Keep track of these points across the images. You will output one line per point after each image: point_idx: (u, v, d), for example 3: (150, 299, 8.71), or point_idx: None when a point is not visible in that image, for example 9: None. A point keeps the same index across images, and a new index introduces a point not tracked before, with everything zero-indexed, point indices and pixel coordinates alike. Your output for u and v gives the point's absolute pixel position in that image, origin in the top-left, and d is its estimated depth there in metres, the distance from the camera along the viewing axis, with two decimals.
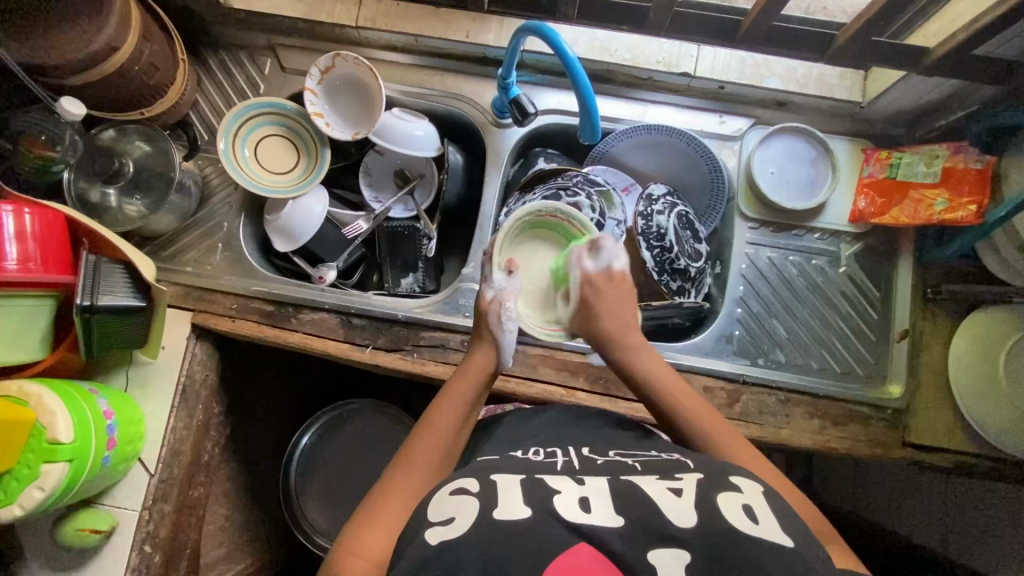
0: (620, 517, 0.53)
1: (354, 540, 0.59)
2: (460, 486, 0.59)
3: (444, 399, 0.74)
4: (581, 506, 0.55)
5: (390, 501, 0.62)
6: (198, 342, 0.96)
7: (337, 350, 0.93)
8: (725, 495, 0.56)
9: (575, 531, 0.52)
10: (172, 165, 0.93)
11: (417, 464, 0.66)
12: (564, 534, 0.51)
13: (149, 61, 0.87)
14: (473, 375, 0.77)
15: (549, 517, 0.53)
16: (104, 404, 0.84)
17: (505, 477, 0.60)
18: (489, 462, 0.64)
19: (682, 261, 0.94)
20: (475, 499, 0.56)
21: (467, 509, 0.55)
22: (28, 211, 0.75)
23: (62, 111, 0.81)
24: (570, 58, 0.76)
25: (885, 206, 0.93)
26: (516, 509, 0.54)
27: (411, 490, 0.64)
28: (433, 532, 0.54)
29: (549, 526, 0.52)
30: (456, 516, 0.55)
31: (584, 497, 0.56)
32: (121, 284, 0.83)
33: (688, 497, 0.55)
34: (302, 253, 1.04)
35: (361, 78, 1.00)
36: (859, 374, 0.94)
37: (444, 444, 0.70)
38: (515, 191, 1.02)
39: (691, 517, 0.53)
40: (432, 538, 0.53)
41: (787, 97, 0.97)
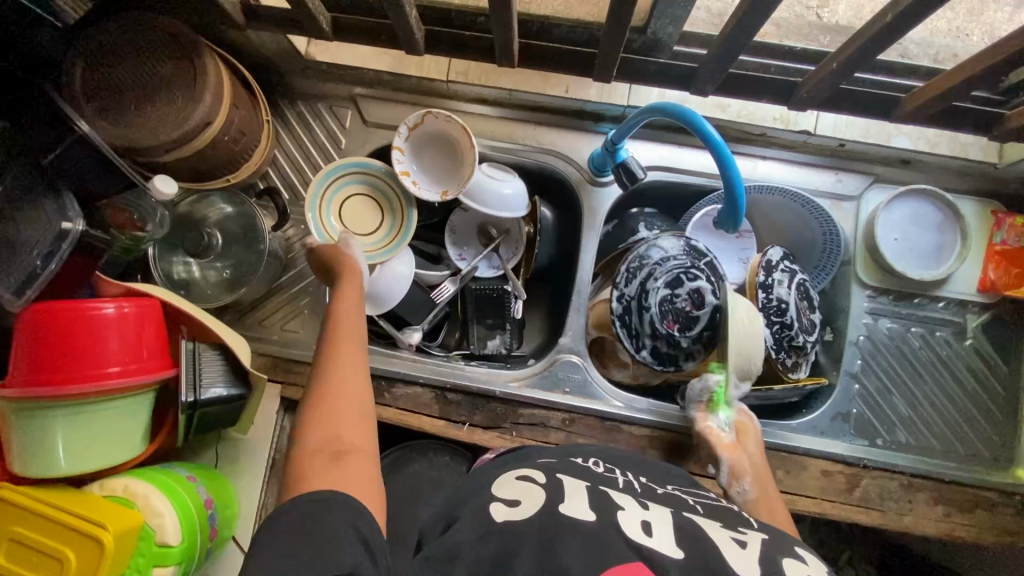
0: (682, 550, 0.53)
1: (296, 482, 0.58)
2: (525, 473, 0.66)
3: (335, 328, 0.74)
4: (644, 528, 0.56)
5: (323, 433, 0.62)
6: (286, 415, 0.93)
7: (434, 428, 0.90)
8: (790, 560, 0.54)
9: (636, 550, 0.52)
10: (259, 234, 0.89)
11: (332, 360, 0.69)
12: (624, 548, 0.52)
13: (237, 128, 0.82)
14: (352, 299, 0.77)
15: (613, 530, 0.55)
16: (204, 492, 0.81)
17: (570, 481, 0.64)
18: (560, 464, 0.68)
19: (800, 338, 0.88)
20: (543, 491, 0.61)
21: (532, 498, 0.60)
22: (131, 307, 0.71)
23: (154, 190, 0.76)
24: (716, 139, 0.71)
25: (1020, 277, 0.87)
26: (583, 511, 0.57)
27: (336, 389, 0.66)
28: (499, 510, 0.59)
29: (611, 541, 0.53)
30: (521, 500, 0.60)
31: (647, 522, 0.57)
32: (219, 371, 0.79)
33: (751, 551, 0.54)
34: (388, 317, 0.99)
35: (452, 135, 0.94)
36: (983, 455, 0.88)
37: (353, 363, 0.70)
38: (622, 267, 0.89)
39: (755, 568, 0.52)
40: (497, 516, 0.58)
41: (913, 155, 0.90)
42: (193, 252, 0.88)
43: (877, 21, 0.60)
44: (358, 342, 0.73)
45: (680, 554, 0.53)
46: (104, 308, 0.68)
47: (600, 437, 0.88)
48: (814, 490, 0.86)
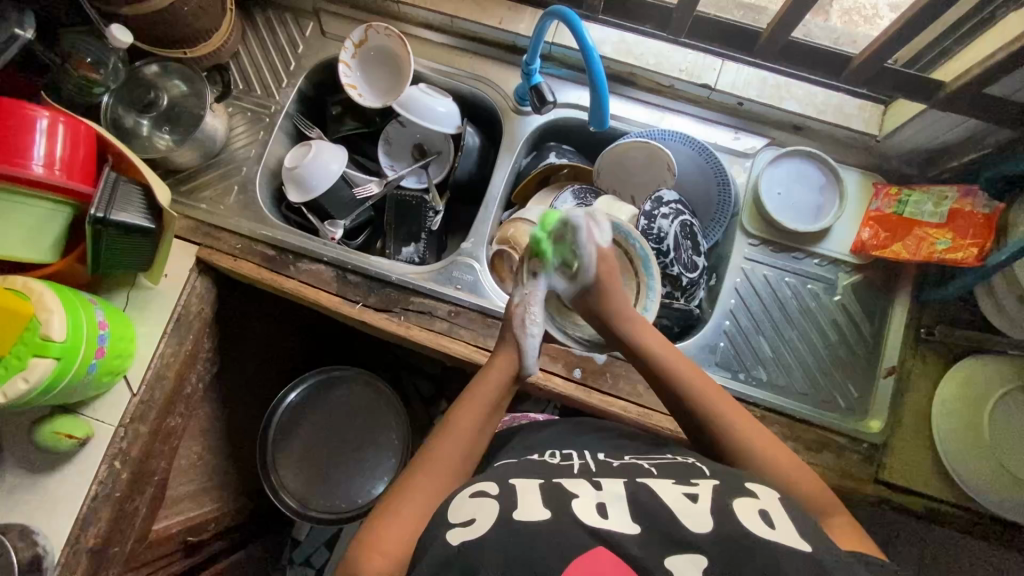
0: (637, 526, 0.54)
1: (374, 538, 0.58)
2: (479, 487, 0.61)
3: (469, 399, 0.73)
4: (599, 511, 0.56)
5: (414, 496, 0.62)
6: (199, 276, 1.00)
7: (329, 302, 0.96)
8: (743, 501, 0.57)
9: (593, 534, 0.53)
10: (205, 105, 0.98)
11: (436, 470, 0.65)
12: (583, 536, 0.52)
13: (198, 5, 0.92)
14: (498, 374, 0.76)
15: (568, 520, 0.54)
16: (100, 315, 0.87)
17: (522, 480, 0.62)
18: (511, 468, 0.66)
19: (675, 267, 0.95)
20: (496, 502, 0.58)
21: (486, 510, 0.56)
22: (61, 120, 0.79)
23: (111, 37, 0.87)
24: (588, 45, 0.79)
25: (888, 240, 0.93)
26: (535, 511, 0.56)
27: (425, 493, 0.63)
28: (455, 532, 0.55)
29: (567, 531, 0.53)
30: (476, 516, 0.56)
31: (601, 504, 0.57)
32: (136, 205, 0.87)
33: (703, 503, 0.56)
34: (313, 209, 1.07)
35: (392, 49, 1.04)
36: (840, 405, 0.92)
37: (468, 448, 0.69)
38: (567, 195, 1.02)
39: (707, 522, 0.53)
40: (453, 539, 0.54)
41: (803, 121, 0.99)
42: (142, 111, 0.98)
43: None
44: (482, 426, 0.72)
45: (637, 530, 0.54)
46: (39, 113, 0.78)
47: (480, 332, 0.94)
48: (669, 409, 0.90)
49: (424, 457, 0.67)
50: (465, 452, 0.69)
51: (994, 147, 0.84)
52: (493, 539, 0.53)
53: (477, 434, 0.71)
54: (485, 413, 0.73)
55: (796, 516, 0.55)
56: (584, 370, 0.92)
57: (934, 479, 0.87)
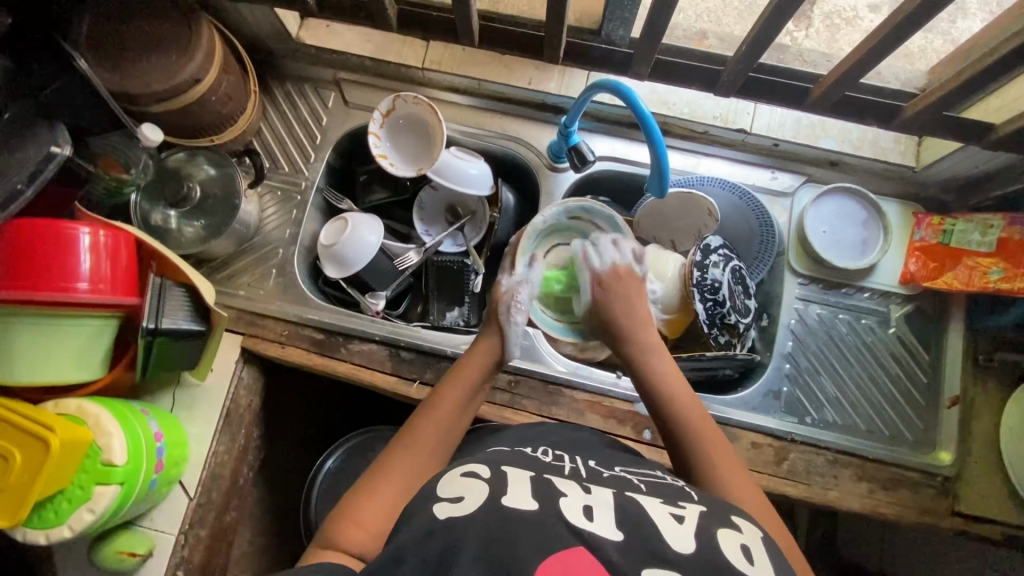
0: (620, 534, 0.51)
1: (355, 507, 0.62)
2: (470, 468, 0.60)
3: (450, 382, 0.77)
4: (585, 512, 0.53)
5: (394, 471, 0.66)
6: (246, 366, 0.97)
7: (384, 383, 0.93)
8: (726, 532, 0.53)
9: (576, 534, 0.50)
10: (236, 191, 0.95)
11: (417, 445, 0.70)
12: (565, 534, 0.49)
13: (225, 92, 0.90)
14: (479, 360, 0.80)
15: (552, 514, 0.52)
16: (155, 425, 0.84)
17: (515, 470, 0.60)
18: (504, 455, 0.64)
19: (732, 316, 0.94)
20: (486, 484, 0.56)
21: (476, 492, 0.55)
22: (104, 233, 0.76)
23: (142, 137, 0.83)
24: (645, 113, 0.78)
25: (937, 270, 0.94)
26: (523, 500, 0.53)
27: (405, 466, 0.67)
28: (441, 507, 0.54)
29: (553, 528, 0.50)
30: (465, 496, 0.55)
31: (589, 506, 0.54)
32: (182, 308, 0.84)
33: (688, 526, 0.53)
34: (353, 283, 1.05)
35: (420, 116, 1.02)
36: (908, 439, 0.93)
37: (449, 427, 0.73)
38: None
39: (690, 544, 0.50)
40: (440, 513, 0.53)
41: (840, 157, 0.99)
42: (172, 204, 0.94)
43: None
44: (463, 407, 0.76)
45: (620, 537, 0.50)
46: (80, 230, 0.74)
47: (543, 400, 0.92)
48: (743, 461, 0.89)
49: (404, 435, 0.71)
50: (446, 432, 0.73)
51: None
52: (476, 524, 0.50)
53: (459, 413, 0.75)
54: (464, 396, 0.76)
55: (778, 561, 0.52)
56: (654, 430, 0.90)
57: (1007, 505, 0.88)
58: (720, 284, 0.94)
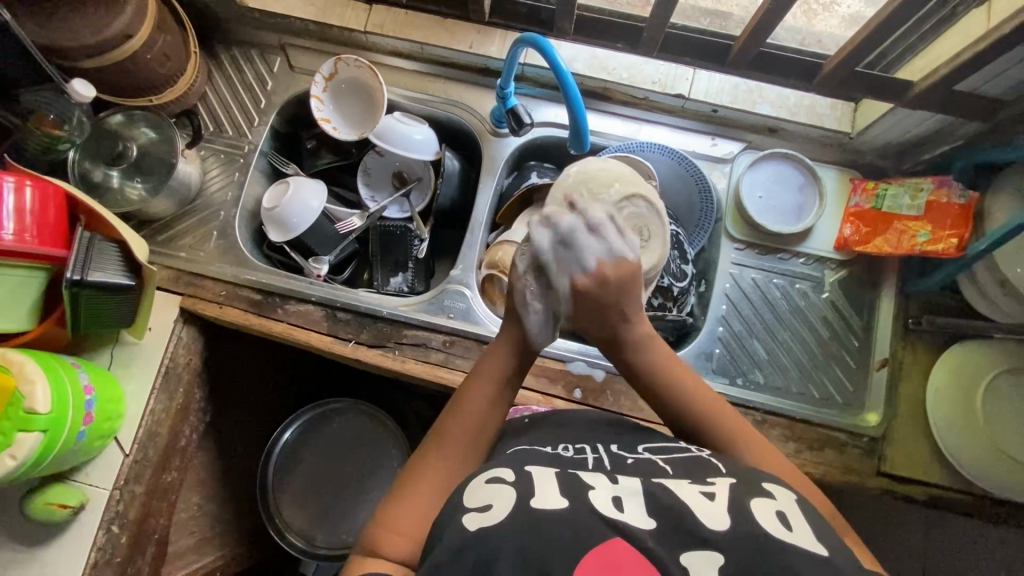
0: (654, 520, 0.50)
1: (388, 518, 0.59)
2: (495, 474, 0.57)
3: (477, 379, 0.71)
4: (614, 502, 0.52)
5: (426, 481, 0.62)
6: (185, 326, 0.98)
7: (320, 343, 0.94)
8: (759, 501, 0.52)
9: (610, 526, 0.49)
10: (175, 151, 0.96)
11: (447, 451, 0.65)
12: (600, 526, 0.49)
13: (161, 50, 0.91)
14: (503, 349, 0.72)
15: (584, 509, 0.50)
16: (85, 379, 0.85)
17: (538, 468, 0.59)
18: (524, 456, 0.63)
19: (666, 279, 0.96)
20: (512, 488, 0.54)
21: (504, 497, 0.52)
22: (29, 185, 0.77)
23: (73, 93, 0.84)
24: (563, 69, 0.78)
25: (870, 234, 0.94)
26: (550, 499, 0.52)
27: (433, 473, 0.63)
28: (471, 518, 0.51)
29: (585, 522, 0.49)
30: (492, 503, 0.52)
31: (617, 496, 0.53)
32: (114, 262, 0.84)
33: (721, 501, 0.52)
34: (296, 246, 1.05)
35: (362, 80, 1.03)
36: (837, 401, 0.93)
37: (479, 427, 0.68)
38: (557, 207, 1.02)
39: (725, 519, 0.49)
40: (470, 524, 0.51)
41: (778, 123, 1.00)
42: (111, 163, 0.95)
43: None
44: (493, 403, 0.70)
45: (653, 525, 0.49)
46: (4, 180, 0.75)
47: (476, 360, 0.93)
48: None
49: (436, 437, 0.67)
50: (478, 434, 0.67)
51: (963, 140, 0.87)
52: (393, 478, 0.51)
53: (491, 408, 0.69)
54: (498, 381, 0.71)
55: (819, 528, 0.51)
56: (584, 390, 0.92)
57: (931, 466, 0.89)
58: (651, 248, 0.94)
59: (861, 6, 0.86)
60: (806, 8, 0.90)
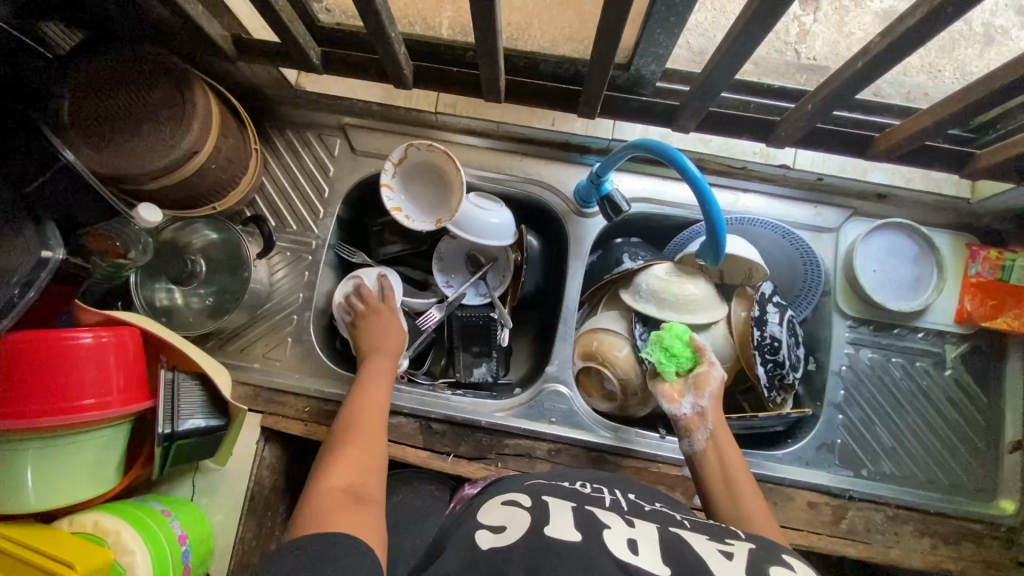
0: (668, 566, 0.51)
1: (310, 508, 0.60)
2: (510, 501, 0.62)
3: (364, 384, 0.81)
4: (630, 545, 0.53)
5: (336, 467, 0.67)
6: (267, 445, 0.92)
7: (418, 459, 0.88)
8: (777, 570, 0.52)
9: (621, 568, 0.50)
10: (245, 261, 0.88)
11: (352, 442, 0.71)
12: (609, 565, 0.50)
13: (225, 157, 0.82)
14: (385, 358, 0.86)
15: (597, 546, 0.52)
16: (178, 527, 0.78)
17: (557, 502, 0.61)
18: (543, 487, 0.66)
19: (790, 375, 0.89)
20: (527, 516, 0.58)
21: (517, 521, 0.57)
22: (106, 337, 0.69)
23: (138, 219, 0.75)
24: (694, 176, 0.72)
25: (996, 308, 0.89)
26: (567, 532, 0.54)
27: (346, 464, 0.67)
28: (485, 536, 0.56)
29: (598, 558, 0.50)
30: (506, 526, 0.57)
31: (633, 539, 0.55)
32: (197, 402, 0.77)
33: (738, 563, 0.53)
34: None
35: (436, 164, 0.95)
36: (968, 487, 0.88)
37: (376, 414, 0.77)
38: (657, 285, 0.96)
39: None
40: (481, 542, 0.55)
41: (889, 190, 0.94)
42: (176, 281, 0.87)
43: (851, 63, 0.62)
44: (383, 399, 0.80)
45: (668, 570, 0.51)
46: (79, 339, 0.66)
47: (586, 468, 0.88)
48: (801, 523, 0.85)
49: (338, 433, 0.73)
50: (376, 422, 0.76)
51: None
52: None
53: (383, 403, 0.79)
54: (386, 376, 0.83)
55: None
56: None
57: None
58: (779, 343, 0.88)
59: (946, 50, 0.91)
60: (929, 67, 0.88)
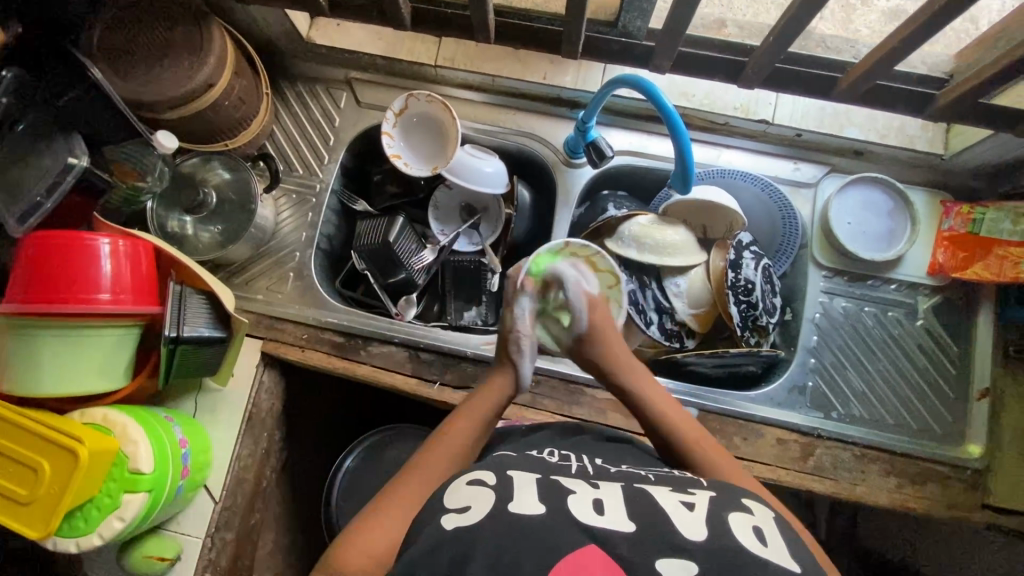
0: (632, 524, 0.49)
1: (355, 538, 0.55)
2: (476, 476, 0.57)
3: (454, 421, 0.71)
4: (595, 507, 0.51)
5: (397, 504, 0.59)
6: (266, 370, 0.97)
7: (406, 385, 0.93)
8: (736, 515, 0.52)
9: (587, 533, 0.47)
10: (253, 196, 0.94)
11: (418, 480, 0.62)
12: (575, 535, 0.47)
13: (238, 96, 0.89)
14: (486, 399, 0.75)
15: (563, 517, 0.49)
16: (180, 432, 0.84)
17: (522, 472, 0.57)
18: (509, 459, 0.61)
19: (763, 318, 0.93)
20: (491, 490, 0.53)
21: (481, 499, 0.52)
22: (123, 243, 0.76)
23: (158, 145, 0.82)
24: (670, 108, 0.77)
25: (966, 260, 0.91)
26: (530, 504, 0.51)
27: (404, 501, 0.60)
28: (448, 518, 0.51)
29: (560, 528, 0.48)
30: (471, 505, 0.52)
31: (598, 499, 0.52)
32: (202, 315, 0.83)
33: (699, 513, 0.51)
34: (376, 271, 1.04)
35: (434, 115, 1.01)
36: (936, 432, 0.91)
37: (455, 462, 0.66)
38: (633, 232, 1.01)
39: (701, 530, 0.48)
40: (447, 524, 0.50)
41: (865, 147, 0.97)
42: (188, 210, 0.94)
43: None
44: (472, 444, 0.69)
45: (633, 528, 0.48)
46: (99, 241, 0.74)
47: (564, 400, 0.92)
48: (770, 458, 0.88)
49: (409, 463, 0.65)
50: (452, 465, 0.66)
51: None
52: None
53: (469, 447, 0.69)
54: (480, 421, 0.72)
55: (795, 546, 0.50)
56: None
57: None
58: (753, 284, 0.92)
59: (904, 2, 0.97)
60: None
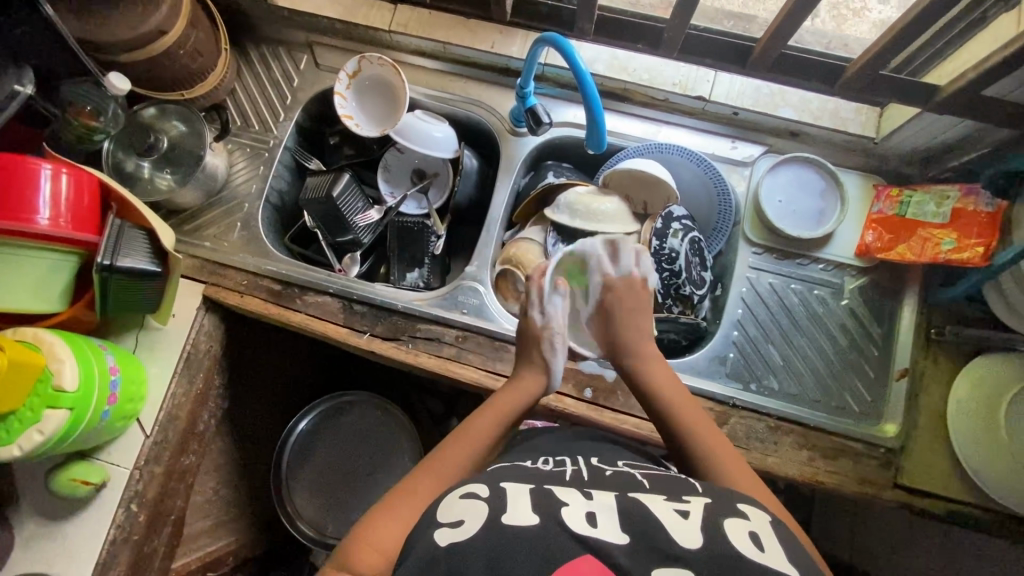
0: (626, 535, 0.47)
1: (369, 530, 0.56)
2: (470, 489, 0.55)
3: (479, 418, 0.71)
4: (587, 517, 0.48)
5: (413, 497, 0.59)
6: (207, 314, 1.01)
7: (336, 334, 0.96)
8: (733, 521, 0.50)
9: (582, 543, 0.45)
10: (204, 144, 0.98)
11: (436, 475, 0.63)
12: (569, 543, 0.45)
13: (194, 47, 0.94)
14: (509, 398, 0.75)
15: (554, 524, 0.47)
16: (111, 361, 0.88)
17: (515, 483, 0.56)
18: (502, 471, 0.59)
19: (687, 288, 0.95)
20: (486, 503, 0.51)
21: (476, 514, 0.50)
22: (65, 173, 0.80)
23: (109, 85, 0.87)
24: (582, 69, 0.80)
25: (892, 241, 0.92)
26: (523, 515, 0.49)
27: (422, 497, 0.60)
28: (443, 533, 0.49)
29: (550, 535, 0.46)
30: (466, 518, 0.50)
31: (591, 512, 0.50)
32: (142, 249, 0.87)
33: (694, 519, 0.49)
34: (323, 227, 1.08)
35: (384, 78, 1.05)
36: (854, 410, 0.91)
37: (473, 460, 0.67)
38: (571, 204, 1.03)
39: (697, 538, 0.46)
40: (442, 540, 0.48)
41: (799, 127, 0.99)
42: (142, 153, 0.97)
43: None
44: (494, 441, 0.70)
45: (625, 539, 0.46)
46: (42, 167, 0.78)
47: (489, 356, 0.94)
48: None
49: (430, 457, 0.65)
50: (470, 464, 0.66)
51: (990, 147, 0.84)
52: None
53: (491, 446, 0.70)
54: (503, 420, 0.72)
55: (791, 548, 0.48)
56: (595, 389, 0.91)
57: (953, 481, 0.86)
58: (678, 254, 0.94)
59: (891, 12, 0.91)
60: (835, 13, 0.94)
